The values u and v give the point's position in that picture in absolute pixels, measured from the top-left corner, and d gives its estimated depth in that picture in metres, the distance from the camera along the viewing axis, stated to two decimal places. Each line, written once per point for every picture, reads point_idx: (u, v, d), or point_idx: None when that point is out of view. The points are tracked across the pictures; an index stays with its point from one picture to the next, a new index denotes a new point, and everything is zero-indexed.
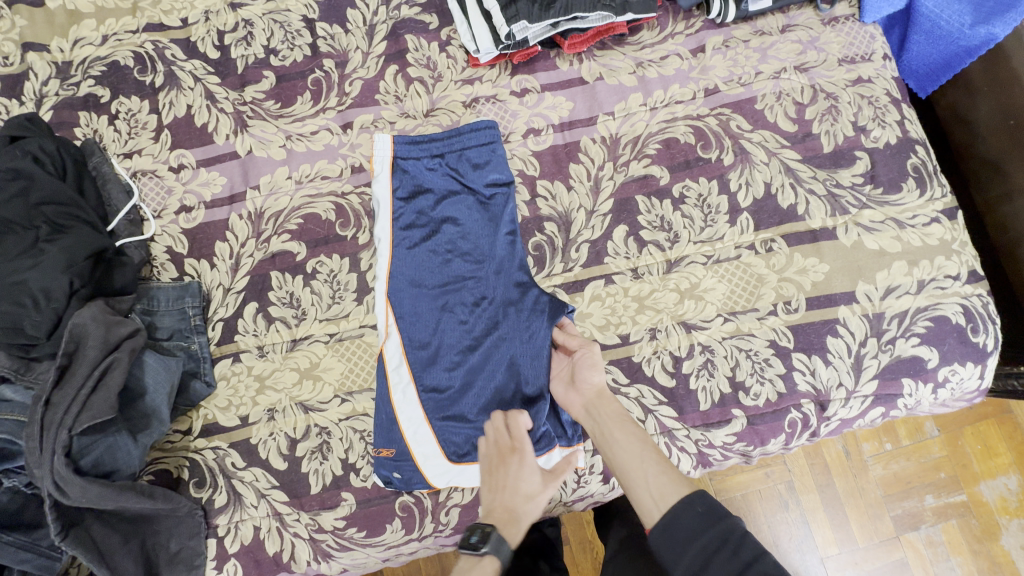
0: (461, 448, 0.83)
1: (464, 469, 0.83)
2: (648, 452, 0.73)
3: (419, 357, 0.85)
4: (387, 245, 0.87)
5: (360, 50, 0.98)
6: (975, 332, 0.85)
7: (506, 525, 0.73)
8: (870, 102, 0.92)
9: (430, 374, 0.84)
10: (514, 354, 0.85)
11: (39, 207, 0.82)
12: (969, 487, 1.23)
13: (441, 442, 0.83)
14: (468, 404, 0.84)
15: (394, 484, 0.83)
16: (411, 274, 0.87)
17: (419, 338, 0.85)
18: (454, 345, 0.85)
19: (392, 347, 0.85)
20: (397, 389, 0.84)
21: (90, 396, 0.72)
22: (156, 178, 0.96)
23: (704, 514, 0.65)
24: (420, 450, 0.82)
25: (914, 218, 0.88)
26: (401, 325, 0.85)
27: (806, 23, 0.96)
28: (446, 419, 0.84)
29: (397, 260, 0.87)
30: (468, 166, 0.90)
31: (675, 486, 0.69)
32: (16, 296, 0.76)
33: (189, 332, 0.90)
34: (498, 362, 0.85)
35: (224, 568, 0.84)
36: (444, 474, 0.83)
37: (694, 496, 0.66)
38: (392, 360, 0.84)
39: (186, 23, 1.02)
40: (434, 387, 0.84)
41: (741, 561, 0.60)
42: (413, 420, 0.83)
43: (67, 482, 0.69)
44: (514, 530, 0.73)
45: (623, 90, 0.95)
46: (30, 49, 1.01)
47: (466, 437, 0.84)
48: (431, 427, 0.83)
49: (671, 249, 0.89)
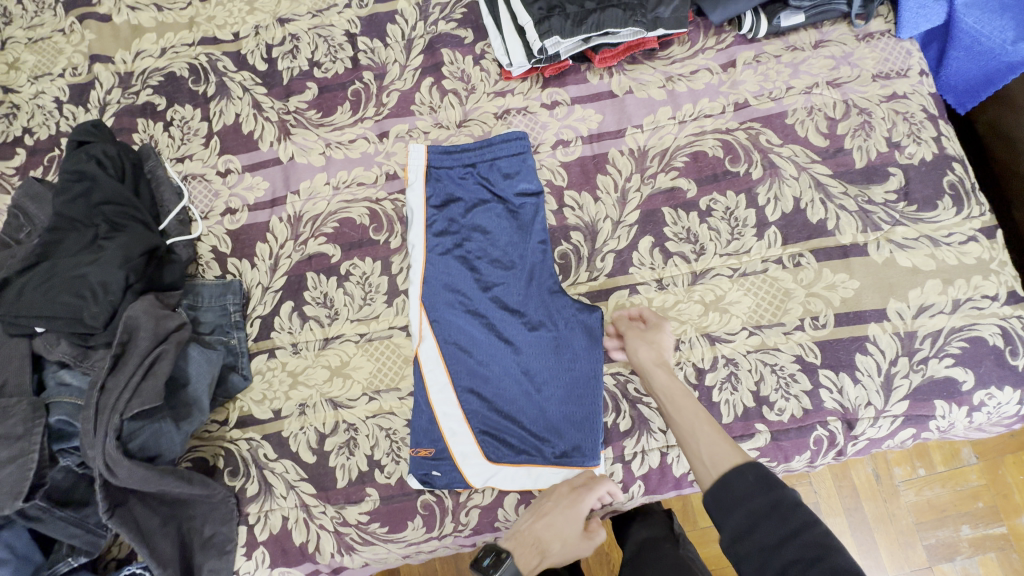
0: (499, 449, 0.85)
1: (504, 470, 0.85)
2: (703, 423, 0.74)
3: (454, 357, 0.87)
4: (420, 251, 0.91)
5: (398, 63, 1.03)
6: (1014, 354, 0.82)
7: (527, 553, 0.80)
8: (905, 119, 0.91)
9: (464, 376, 0.87)
10: (548, 358, 0.87)
11: (99, 207, 0.88)
12: (1009, 519, 1.18)
13: (480, 442, 0.85)
14: (501, 405, 0.86)
15: (434, 483, 0.85)
16: (442, 277, 0.90)
17: (452, 339, 0.88)
18: (483, 348, 0.87)
19: (427, 350, 0.87)
20: (434, 389, 0.87)
21: (140, 384, 0.76)
22: (205, 182, 1.02)
23: (753, 485, 0.65)
24: (460, 450, 0.85)
25: (950, 236, 0.86)
26: (435, 327, 0.88)
27: (839, 38, 0.95)
28: (484, 419, 0.86)
29: (430, 264, 0.90)
30: (499, 176, 0.93)
31: (728, 457, 0.70)
32: (76, 288, 0.80)
33: (229, 327, 0.95)
34: (531, 365, 0.87)
35: (253, 554, 0.88)
36: (482, 474, 0.85)
37: (746, 468, 0.67)
38: (429, 361, 0.87)
39: (238, 37, 1.08)
40: (471, 387, 0.86)
41: (790, 528, 0.61)
42: (452, 419, 0.86)
43: (115, 462, 0.73)
44: (531, 558, 0.80)
45: (652, 104, 0.96)
46: (97, 61, 1.10)
47: (504, 438, 0.85)
48: (469, 427, 0.86)
49: (697, 261, 0.90)
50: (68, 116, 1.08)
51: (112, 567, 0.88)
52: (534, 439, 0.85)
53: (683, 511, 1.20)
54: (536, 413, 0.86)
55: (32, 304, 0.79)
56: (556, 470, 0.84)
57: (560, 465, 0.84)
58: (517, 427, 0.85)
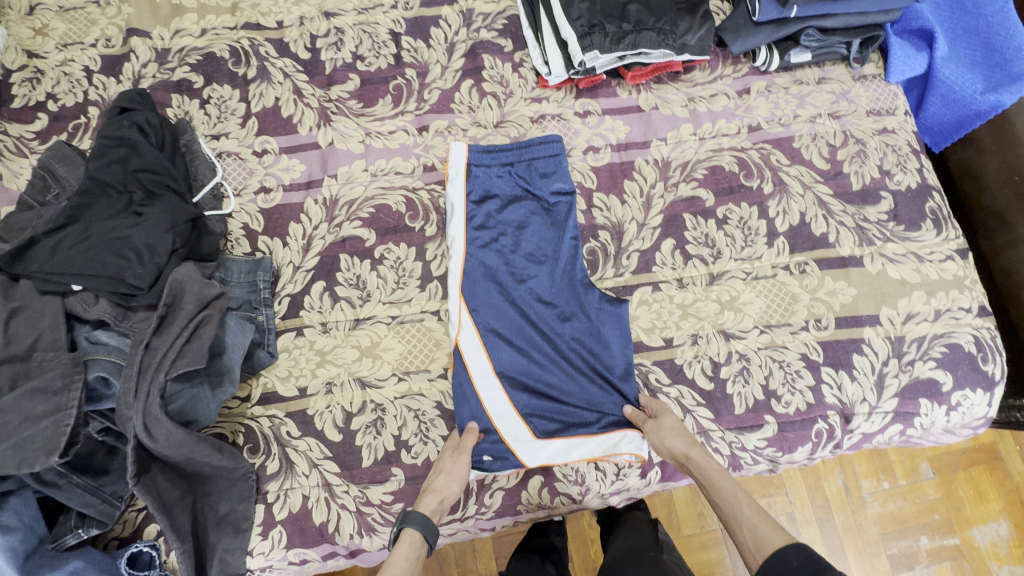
0: (547, 427, 0.88)
1: (554, 445, 0.88)
2: (741, 504, 0.75)
3: (494, 345, 0.90)
4: (460, 244, 0.93)
5: (439, 64, 1.08)
6: (985, 360, 0.93)
7: (424, 499, 0.81)
8: (894, 150, 1.03)
9: (505, 360, 0.89)
10: (583, 345, 0.91)
11: (136, 174, 0.88)
12: (961, 531, 1.29)
13: (527, 422, 0.88)
14: (542, 387, 0.90)
15: (485, 467, 0.86)
16: (480, 269, 0.92)
17: (493, 327, 0.90)
18: (521, 336, 0.91)
19: (467, 338, 0.89)
20: (478, 375, 0.88)
21: (186, 345, 0.76)
22: (240, 160, 1.03)
23: (799, 568, 0.66)
24: (509, 430, 0.87)
25: (932, 254, 0.98)
26: (475, 317, 0.90)
27: (839, 77, 1.08)
28: (529, 401, 0.89)
29: (469, 257, 0.93)
30: (537, 175, 0.98)
31: (771, 538, 0.70)
32: (120, 250, 0.79)
33: (258, 304, 0.94)
34: (568, 353, 0.91)
35: (269, 534, 0.86)
36: (534, 452, 0.87)
37: (789, 549, 0.68)
38: (469, 349, 0.89)
39: (281, 25, 1.11)
40: (513, 371, 0.89)
41: None
42: (497, 402, 0.88)
43: (156, 423, 0.72)
44: (429, 503, 0.80)
45: (676, 120, 1.05)
46: (134, 35, 1.10)
47: (549, 417, 0.89)
48: (516, 408, 0.88)
49: (714, 264, 0.98)
50: (98, 86, 1.07)
51: (113, 546, 0.83)
52: (577, 416, 0.89)
53: (669, 519, 1.25)
54: (576, 394, 0.90)
55: (70, 262, 0.77)
56: (603, 441, 0.88)
57: (609, 432, 0.88)
58: (562, 407, 0.89)
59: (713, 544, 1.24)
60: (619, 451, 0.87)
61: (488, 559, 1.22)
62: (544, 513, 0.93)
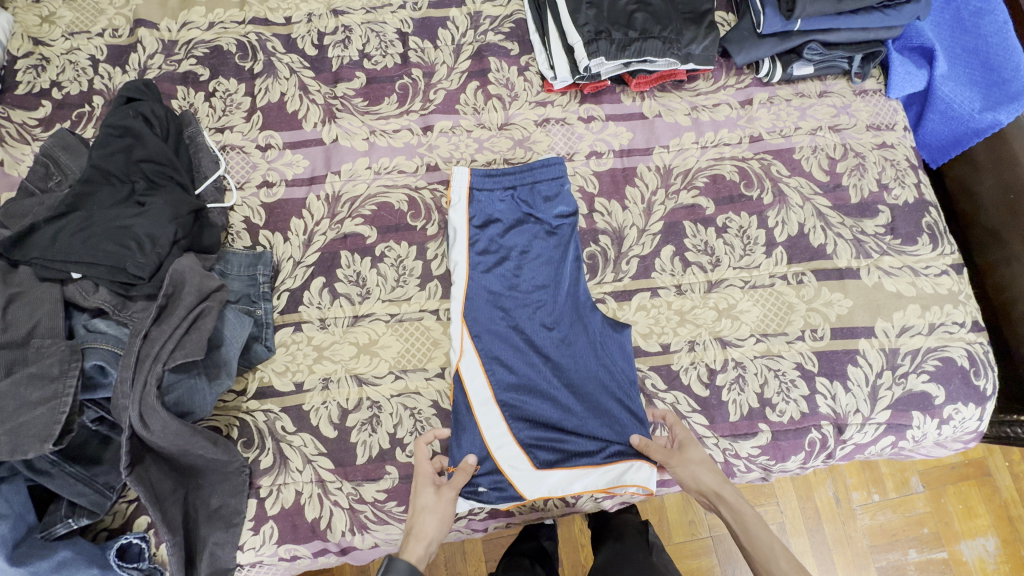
0: (547, 457, 0.88)
1: (554, 476, 0.87)
2: (777, 555, 0.76)
3: (496, 371, 0.90)
4: (463, 268, 0.93)
5: (446, 65, 1.09)
6: (977, 375, 0.94)
7: (408, 543, 0.76)
8: (892, 165, 1.04)
9: (506, 386, 0.89)
10: (585, 372, 0.91)
11: (139, 163, 0.88)
12: (950, 545, 1.29)
13: (528, 452, 0.88)
14: (543, 415, 0.89)
15: (482, 498, 0.86)
16: (483, 294, 0.92)
17: (494, 353, 0.90)
18: (524, 362, 0.91)
19: (467, 364, 0.89)
20: (477, 403, 0.88)
21: (184, 336, 0.76)
22: (243, 154, 1.03)
23: None
24: (509, 461, 0.87)
25: (928, 268, 0.99)
26: (477, 342, 0.90)
27: (840, 91, 1.09)
28: (529, 430, 0.88)
29: (472, 283, 0.93)
30: (540, 199, 0.97)
31: None
32: (121, 239, 0.79)
33: (256, 298, 0.94)
34: (571, 380, 0.91)
35: (261, 529, 0.86)
36: (534, 484, 0.86)
37: None
38: (470, 375, 0.89)
39: (289, 21, 1.11)
40: (514, 399, 0.89)
41: None
42: (497, 431, 0.88)
43: (152, 414, 0.72)
44: (414, 549, 0.76)
45: (678, 128, 1.06)
46: (141, 25, 1.10)
47: (550, 448, 0.88)
48: (515, 438, 0.88)
49: (712, 271, 0.98)
50: (103, 75, 1.07)
51: (102, 538, 0.82)
52: (580, 446, 0.89)
53: (660, 526, 1.25)
54: (577, 423, 0.90)
55: (71, 250, 0.77)
56: (606, 471, 0.88)
57: (612, 463, 0.88)
58: (563, 437, 0.89)
59: (704, 552, 1.25)
60: (624, 483, 0.87)
61: (478, 561, 1.22)
62: (537, 514, 0.93)
